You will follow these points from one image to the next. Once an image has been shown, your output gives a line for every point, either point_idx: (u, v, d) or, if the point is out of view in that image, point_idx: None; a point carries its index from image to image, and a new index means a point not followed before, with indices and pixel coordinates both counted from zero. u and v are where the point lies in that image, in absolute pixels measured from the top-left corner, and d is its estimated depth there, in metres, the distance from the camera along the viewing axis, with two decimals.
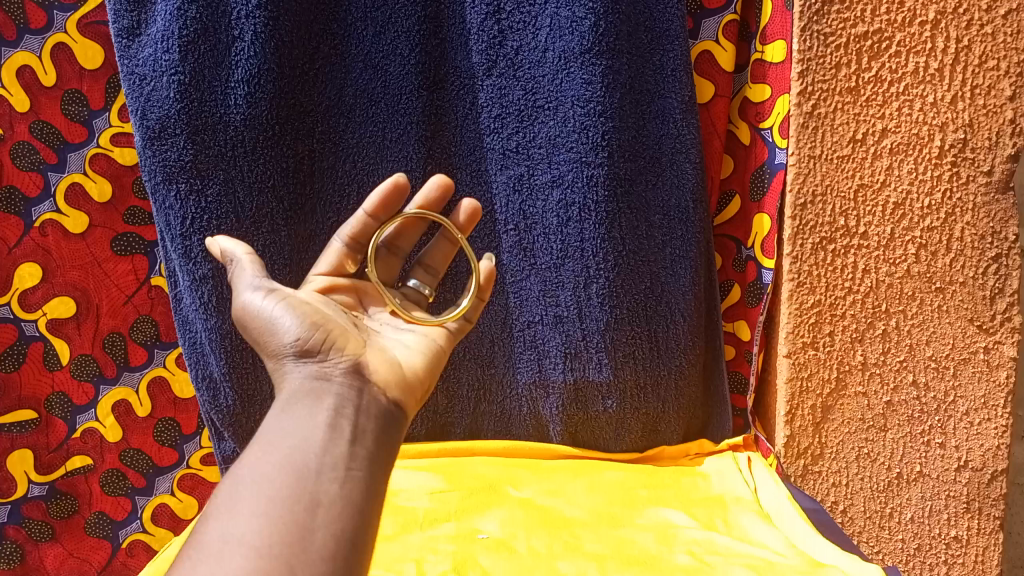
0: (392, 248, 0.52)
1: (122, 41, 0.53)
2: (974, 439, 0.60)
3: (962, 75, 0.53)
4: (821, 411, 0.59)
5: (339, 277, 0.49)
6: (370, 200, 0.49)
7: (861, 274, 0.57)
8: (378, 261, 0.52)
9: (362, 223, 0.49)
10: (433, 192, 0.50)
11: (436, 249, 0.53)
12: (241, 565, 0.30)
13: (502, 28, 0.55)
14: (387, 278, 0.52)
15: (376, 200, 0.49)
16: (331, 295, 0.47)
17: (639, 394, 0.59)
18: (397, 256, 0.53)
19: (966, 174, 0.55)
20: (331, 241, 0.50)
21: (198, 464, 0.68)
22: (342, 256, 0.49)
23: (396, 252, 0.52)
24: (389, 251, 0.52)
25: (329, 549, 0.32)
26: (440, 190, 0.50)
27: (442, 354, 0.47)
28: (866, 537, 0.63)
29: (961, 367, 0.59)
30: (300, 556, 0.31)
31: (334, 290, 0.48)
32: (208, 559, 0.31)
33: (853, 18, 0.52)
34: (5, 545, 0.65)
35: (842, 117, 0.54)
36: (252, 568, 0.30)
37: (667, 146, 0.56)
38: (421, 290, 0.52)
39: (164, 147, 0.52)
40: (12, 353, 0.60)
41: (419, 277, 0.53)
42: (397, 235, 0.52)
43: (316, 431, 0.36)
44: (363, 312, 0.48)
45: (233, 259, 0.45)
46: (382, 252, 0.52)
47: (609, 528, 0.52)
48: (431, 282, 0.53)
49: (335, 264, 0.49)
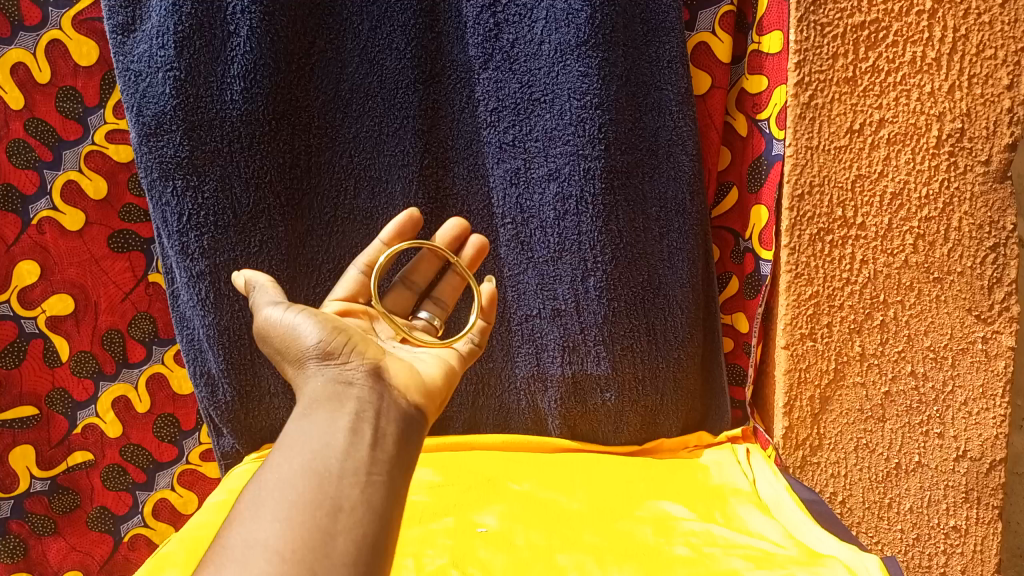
0: (407, 281, 0.54)
1: (117, 38, 0.52)
2: (973, 429, 0.60)
3: (960, 65, 0.53)
4: (820, 402, 0.60)
5: (354, 302, 0.50)
6: (387, 231, 0.51)
7: (859, 265, 0.57)
8: (392, 293, 0.53)
9: (378, 253, 0.51)
10: (450, 232, 0.52)
11: (445, 283, 0.55)
12: (264, 569, 0.31)
13: (498, 20, 0.54)
14: (400, 311, 0.53)
15: (392, 231, 0.51)
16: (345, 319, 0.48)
17: (637, 387, 0.58)
18: (412, 290, 0.54)
19: (963, 164, 0.54)
20: (348, 270, 0.51)
21: (197, 459, 0.68)
22: (358, 284, 0.51)
23: (410, 286, 0.54)
24: (404, 285, 0.53)
25: (350, 555, 0.33)
26: (457, 231, 0.53)
27: (456, 375, 0.48)
28: (865, 527, 0.63)
29: (959, 357, 0.59)
30: (323, 561, 0.32)
31: (348, 313, 0.49)
32: (232, 561, 0.32)
33: (850, 8, 0.52)
34: (8, 539, 0.65)
35: (839, 108, 0.54)
36: (274, 572, 0.31)
37: (664, 138, 0.55)
38: (431, 320, 0.53)
39: (160, 143, 0.52)
40: (13, 350, 0.61)
41: (429, 309, 0.54)
42: (413, 269, 0.54)
43: (338, 435, 0.37)
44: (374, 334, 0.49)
45: (255, 287, 0.47)
46: (397, 285, 0.53)
47: (609, 520, 0.52)
48: (441, 314, 0.54)
49: (352, 292, 0.50)
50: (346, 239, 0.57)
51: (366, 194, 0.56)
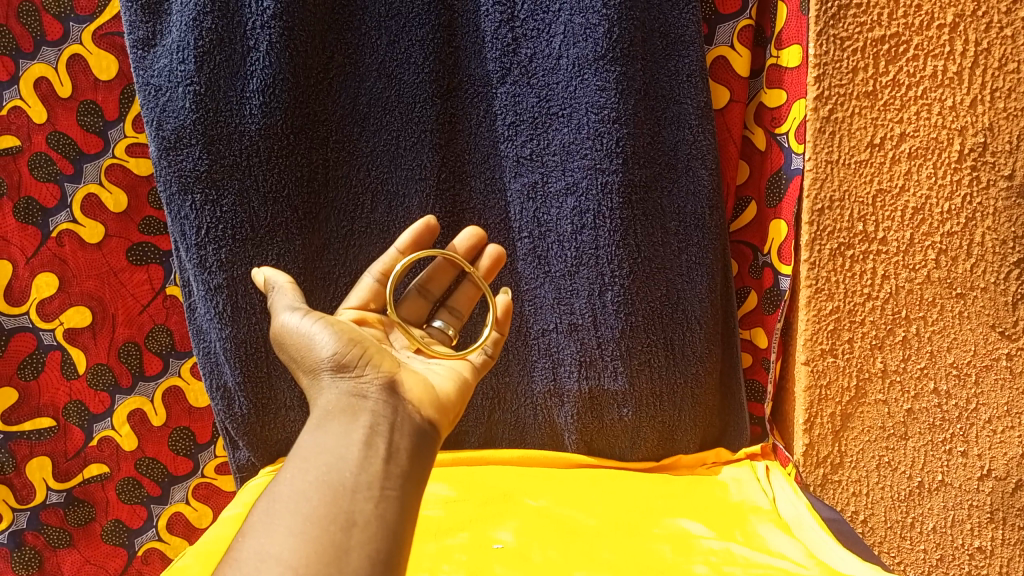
0: (423, 289, 0.53)
1: (138, 52, 0.53)
2: (997, 448, 0.59)
3: (982, 79, 0.52)
4: (841, 419, 0.59)
5: (368, 311, 0.50)
6: (402, 239, 0.51)
7: (881, 280, 0.56)
8: (407, 301, 0.53)
9: (393, 262, 0.51)
10: (466, 241, 0.52)
11: (461, 292, 0.54)
12: None
13: (515, 36, 0.54)
14: (414, 319, 0.53)
15: (407, 240, 0.51)
16: (361, 327, 0.48)
17: (654, 402, 0.58)
18: (427, 299, 0.54)
19: (986, 179, 0.54)
20: (362, 278, 0.51)
21: (213, 472, 0.67)
22: (373, 292, 0.50)
23: (425, 294, 0.54)
24: (418, 293, 0.53)
25: (363, 572, 0.32)
26: (474, 241, 0.53)
27: (470, 387, 0.47)
28: (888, 547, 0.63)
29: (983, 375, 0.58)
30: None
31: (364, 322, 0.49)
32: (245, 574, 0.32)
33: (870, 22, 0.51)
34: (24, 551, 0.65)
35: (859, 122, 0.53)
36: None
37: (683, 152, 0.55)
38: (445, 330, 0.53)
39: (180, 157, 0.52)
40: (31, 362, 0.61)
41: (444, 318, 0.54)
42: (429, 278, 0.53)
43: (352, 449, 0.37)
44: (389, 343, 0.49)
45: (274, 288, 0.47)
46: (412, 293, 0.53)
47: (626, 537, 0.52)
48: (455, 323, 0.54)
49: (366, 299, 0.50)
50: (362, 253, 0.57)
51: (383, 208, 0.56)
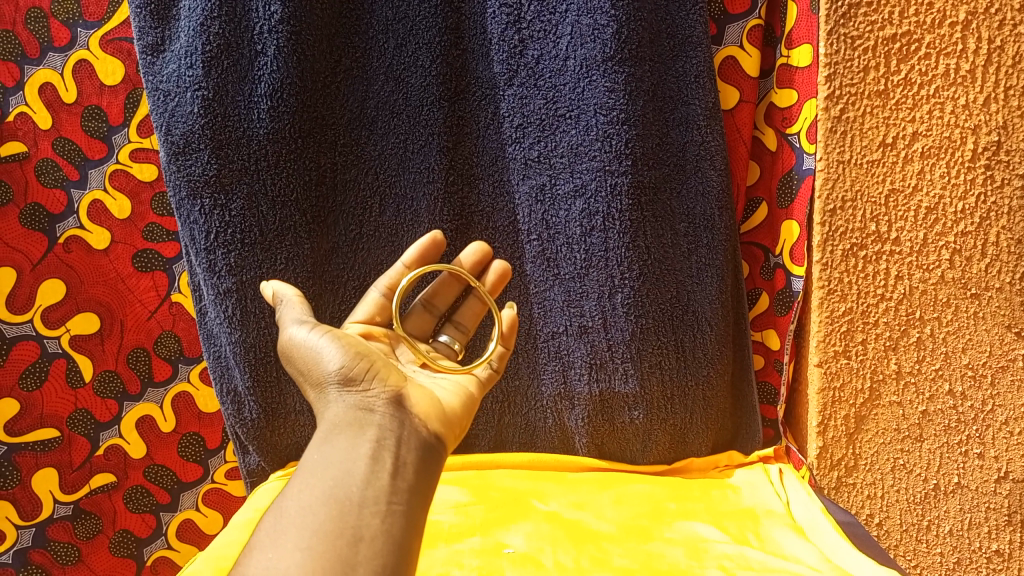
0: (428, 304, 0.53)
1: (146, 58, 0.53)
2: (1014, 449, 0.59)
3: (995, 77, 0.52)
4: (855, 422, 0.58)
5: (375, 325, 0.50)
6: (409, 253, 0.50)
7: (894, 281, 0.55)
8: (412, 316, 0.52)
9: (401, 275, 0.51)
10: (472, 256, 0.52)
11: (467, 307, 0.54)
12: None
13: (523, 37, 0.54)
14: (421, 334, 0.52)
15: (414, 255, 0.50)
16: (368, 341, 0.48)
17: (665, 405, 0.57)
18: (432, 314, 0.53)
19: (1000, 177, 0.53)
20: (369, 291, 0.50)
21: (223, 478, 0.67)
22: (380, 306, 0.50)
23: (431, 309, 0.53)
24: (424, 308, 0.53)
25: None
26: (479, 255, 0.52)
27: (475, 402, 0.47)
28: (904, 551, 0.62)
29: (998, 376, 0.57)
30: None
31: (370, 336, 0.48)
32: None
33: (880, 20, 0.51)
34: (29, 570, 0.65)
35: (871, 121, 0.53)
36: None
37: (691, 153, 0.55)
38: (451, 344, 0.52)
39: (188, 162, 0.52)
40: (34, 371, 0.61)
41: (450, 333, 0.53)
42: (434, 292, 0.53)
43: (359, 464, 0.37)
44: (395, 358, 0.48)
45: (283, 301, 0.47)
46: (417, 308, 0.53)
47: (638, 542, 0.51)
48: (460, 338, 0.53)
49: (373, 313, 0.50)
50: (371, 256, 0.57)
51: (391, 212, 0.56)
